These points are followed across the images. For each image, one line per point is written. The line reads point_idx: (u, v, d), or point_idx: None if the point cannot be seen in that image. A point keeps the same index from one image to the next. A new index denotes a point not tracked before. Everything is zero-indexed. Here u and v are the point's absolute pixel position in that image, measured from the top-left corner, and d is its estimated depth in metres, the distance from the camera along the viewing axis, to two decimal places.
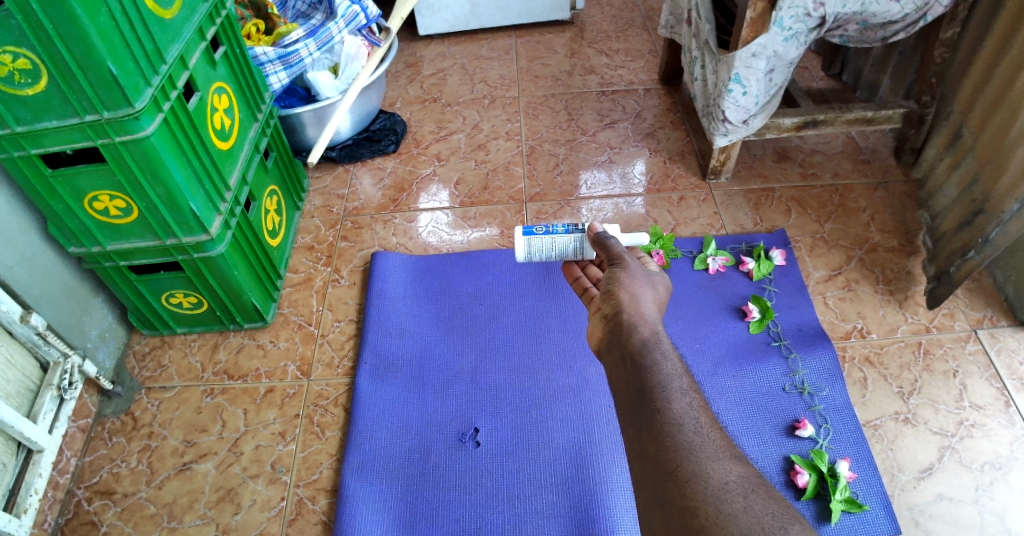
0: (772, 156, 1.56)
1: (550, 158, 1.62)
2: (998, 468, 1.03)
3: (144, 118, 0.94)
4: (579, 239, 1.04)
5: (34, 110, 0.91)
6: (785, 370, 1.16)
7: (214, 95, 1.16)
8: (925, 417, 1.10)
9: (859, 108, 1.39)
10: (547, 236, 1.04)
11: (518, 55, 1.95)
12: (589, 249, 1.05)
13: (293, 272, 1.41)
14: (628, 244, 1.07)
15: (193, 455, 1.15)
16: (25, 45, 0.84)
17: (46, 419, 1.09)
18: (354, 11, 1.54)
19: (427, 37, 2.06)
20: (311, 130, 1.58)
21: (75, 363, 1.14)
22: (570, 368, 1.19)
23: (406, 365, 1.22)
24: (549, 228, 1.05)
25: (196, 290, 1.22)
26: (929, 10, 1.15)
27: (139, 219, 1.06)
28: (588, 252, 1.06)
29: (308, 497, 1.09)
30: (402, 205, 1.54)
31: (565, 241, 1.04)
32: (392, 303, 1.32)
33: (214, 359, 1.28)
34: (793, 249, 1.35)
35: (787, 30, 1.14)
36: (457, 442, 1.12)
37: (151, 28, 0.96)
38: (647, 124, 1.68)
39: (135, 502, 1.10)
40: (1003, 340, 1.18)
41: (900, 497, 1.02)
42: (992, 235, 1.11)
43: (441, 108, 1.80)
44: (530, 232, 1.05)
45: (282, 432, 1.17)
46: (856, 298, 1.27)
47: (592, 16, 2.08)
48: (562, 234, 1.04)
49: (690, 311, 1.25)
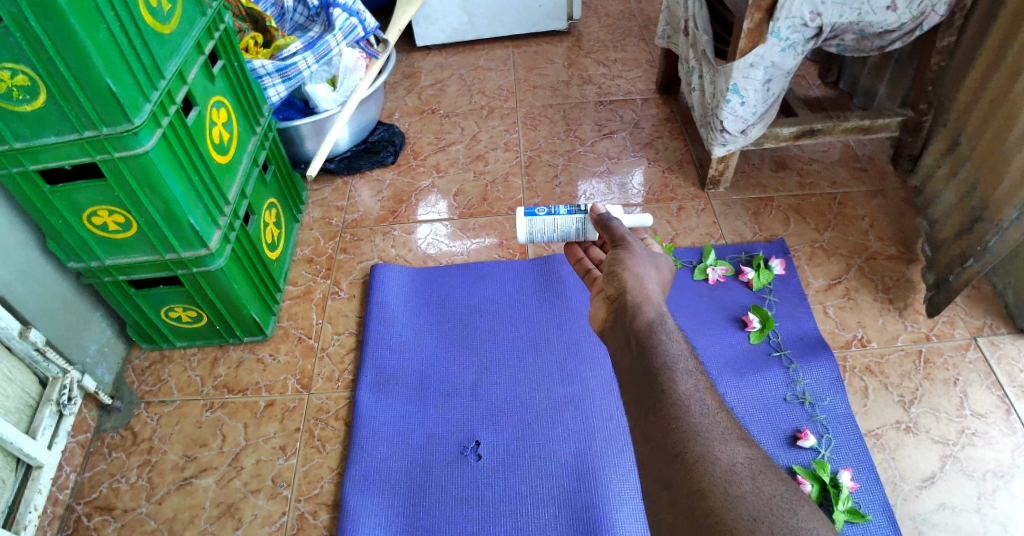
0: (770, 164, 1.57)
1: (550, 168, 1.62)
2: (1001, 476, 1.03)
3: (143, 134, 0.94)
4: (582, 220, 1.04)
5: (32, 126, 0.91)
6: (786, 380, 1.15)
7: (212, 109, 1.16)
8: (926, 426, 1.10)
9: (857, 117, 1.40)
10: (549, 217, 1.05)
11: (516, 66, 1.96)
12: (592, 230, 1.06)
13: (293, 284, 1.41)
14: (630, 226, 1.07)
15: (193, 469, 1.15)
16: (23, 61, 0.84)
17: (45, 435, 1.08)
18: (352, 23, 1.55)
19: (425, 48, 2.07)
20: (310, 143, 1.59)
21: (75, 378, 1.14)
22: (572, 379, 1.19)
23: (408, 378, 1.22)
24: (551, 209, 1.06)
25: (196, 303, 1.21)
26: (926, 19, 1.16)
27: (138, 234, 1.07)
28: (592, 233, 1.06)
29: (310, 511, 1.08)
30: (401, 216, 1.54)
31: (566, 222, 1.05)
32: (393, 316, 1.31)
33: (215, 373, 1.27)
34: (792, 258, 1.36)
35: (784, 41, 1.15)
36: (458, 455, 1.11)
37: (149, 43, 0.97)
38: (645, 133, 1.69)
39: (136, 518, 1.10)
40: (1003, 347, 1.18)
41: (903, 507, 1.01)
42: (991, 243, 1.11)
43: (440, 119, 1.81)
44: (532, 213, 1.05)
45: (283, 446, 1.16)
46: (856, 306, 1.27)
47: (589, 26, 2.09)
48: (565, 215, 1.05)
49: (691, 321, 1.25)
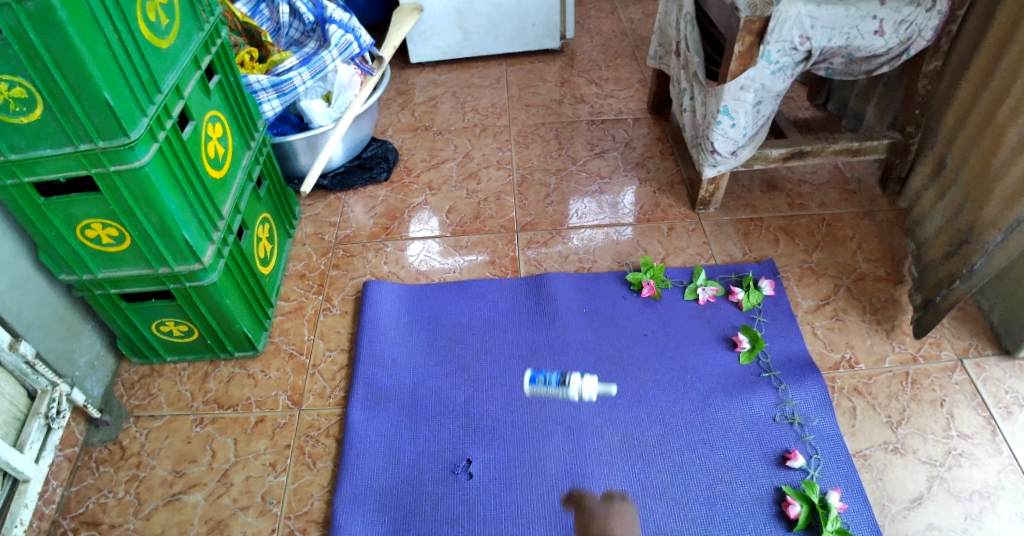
0: (760, 186, 1.59)
1: (541, 188, 1.64)
2: (987, 498, 1.04)
3: (140, 147, 0.95)
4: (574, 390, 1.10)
5: (28, 139, 0.91)
6: (776, 400, 1.16)
7: (208, 123, 1.16)
8: (914, 446, 1.11)
9: (845, 139, 1.43)
10: (545, 387, 1.10)
11: (509, 84, 1.98)
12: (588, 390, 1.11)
13: (285, 300, 1.41)
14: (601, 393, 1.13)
15: (182, 485, 1.14)
16: (21, 73, 0.84)
17: (33, 449, 1.07)
18: (347, 40, 1.56)
19: (419, 64, 2.09)
20: (304, 158, 1.60)
21: (63, 391, 1.13)
22: (565, 398, 1.19)
23: (400, 396, 1.22)
24: (546, 377, 1.10)
25: (187, 318, 1.21)
26: (913, 44, 1.19)
27: (131, 248, 1.07)
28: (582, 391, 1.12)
29: (299, 529, 1.08)
30: (394, 233, 1.55)
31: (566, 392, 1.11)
32: (385, 333, 1.32)
33: (205, 388, 1.27)
34: (781, 278, 1.37)
35: (774, 63, 1.18)
36: (450, 474, 1.11)
37: (146, 57, 0.97)
38: (637, 153, 1.71)
39: (122, 534, 1.09)
40: (989, 369, 1.20)
41: (891, 528, 1.02)
42: (977, 265, 1.13)
43: (433, 136, 1.82)
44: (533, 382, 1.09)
45: (273, 463, 1.16)
46: (845, 327, 1.29)
47: (582, 45, 2.12)
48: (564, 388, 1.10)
49: (682, 342, 1.26)
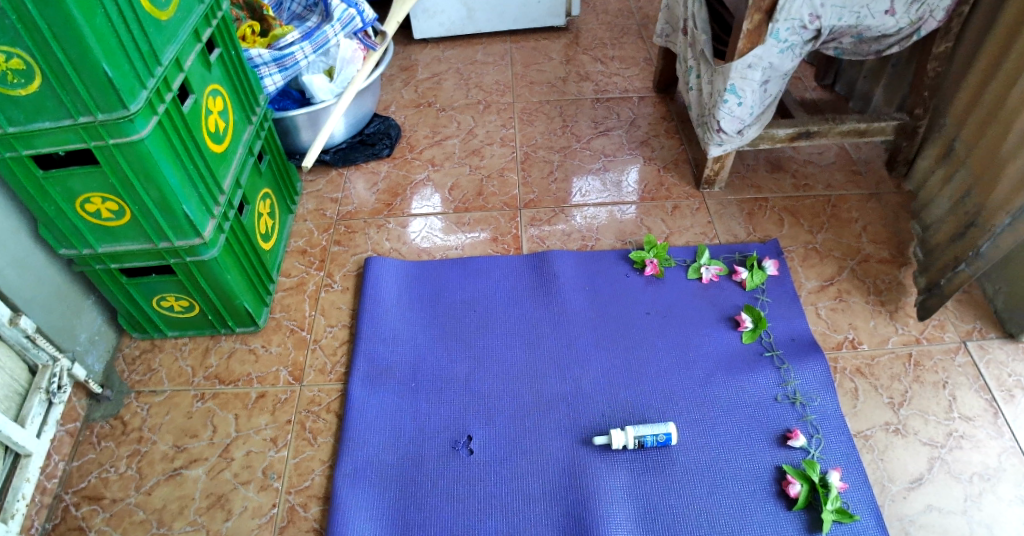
0: (765, 165, 1.57)
1: (545, 164, 1.62)
2: (987, 480, 1.04)
3: (139, 121, 0.93)
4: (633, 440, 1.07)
5: (26, 111, 0.90)
6: (778, 380, 1.16)
7: (208, 97, 1.15)
8: (914, 427, 1.11)
9: (853, 120, 1.40)
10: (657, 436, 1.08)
11: (513, 61, 1.95)
12: (616, 441, 1.06)
13: (286, 276, 1.41)
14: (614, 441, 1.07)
15: (183, 460, 1.14)
16: (19, 45, 0.83)
17: (34, 423, 1.07)
18: (350, 14, 1.53)
19: (422, 41, 2.06)
20: (305, 133, 1.59)
21: (64, 366, 1.13)
22: (566, 375, 1.19)
23: (400, 372, 1.22)
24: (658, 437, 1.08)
25: (188, 293, 1.21)
26: (924, 24, 1.16)
27: (131, 222, 1.06)
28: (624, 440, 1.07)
29: (300, 504, 1.08)
30: (396, 210, 1.54)
31: (630, 445, 1.07)
32: (386, 309, 1.31)
33: (206, 364, 1.27)
34: (786, 259, 1.36)
35: (783, 42, 1.15)
36: (451, 450, 1.11)
37: (146, 29, 0.96)
38: (642, 131, 1.69)
39: (124, 508, 1.09)
40: (991, 352, 1.19)
41: (891, 507, 1.03)
42: (984, 247, 1.12)
43: (435, 113, 1.80)
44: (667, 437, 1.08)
45: (274, 438, 1.16)
46: (848, 308, 1.28)
47: (587, 23, 2.09)
48: (627, 447, 1.08)
49: (684, 321, 1.26)
